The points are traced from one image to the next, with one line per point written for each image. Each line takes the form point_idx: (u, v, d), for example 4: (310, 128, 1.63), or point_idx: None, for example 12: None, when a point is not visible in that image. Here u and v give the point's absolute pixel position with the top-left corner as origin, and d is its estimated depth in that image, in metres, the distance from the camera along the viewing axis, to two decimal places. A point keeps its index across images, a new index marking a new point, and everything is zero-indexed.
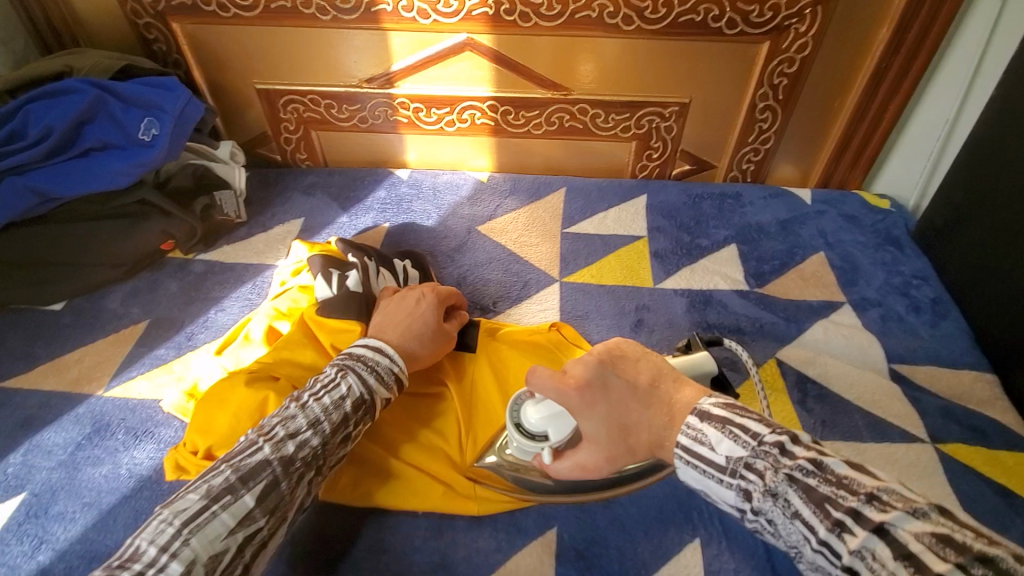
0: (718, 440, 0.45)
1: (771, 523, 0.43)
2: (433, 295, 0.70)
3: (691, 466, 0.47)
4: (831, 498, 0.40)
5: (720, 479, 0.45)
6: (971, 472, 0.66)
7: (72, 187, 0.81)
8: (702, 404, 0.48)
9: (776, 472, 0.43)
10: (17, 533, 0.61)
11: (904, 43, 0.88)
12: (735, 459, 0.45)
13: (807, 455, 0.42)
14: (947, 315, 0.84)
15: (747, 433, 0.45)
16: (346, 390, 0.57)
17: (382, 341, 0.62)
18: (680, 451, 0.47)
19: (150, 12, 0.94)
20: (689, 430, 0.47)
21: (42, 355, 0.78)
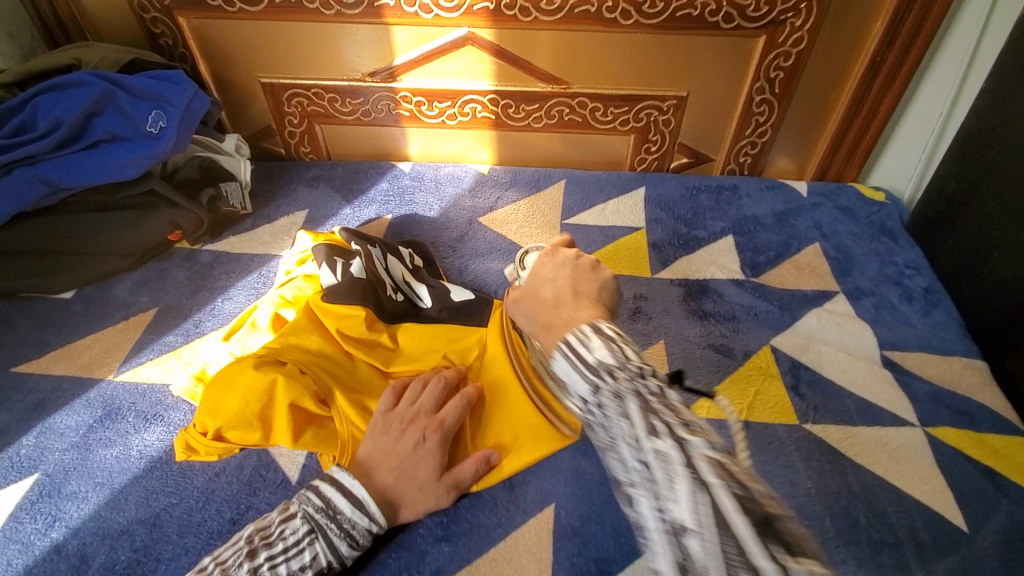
0: (597, 346, 0.50)
1: (605, 415, 0.48)
2: (438, 423, 0.62)
3: (565, 359, 0.52)
4: (658, 412, 0.45)
5: (582, 372, 0.50)
6: (958, 454, 0.68)
7: (81, 177, 0.82)
8: (599, 323, 0.53)
9: (630, 381, 0.47)
10: (31, 511, 0.62)
11: (898, 36, 0.89)
12: (602, 362, 0.49)
13: (657, 384, 0.47)
14: (939, 303, 0.85)
15: (626, 350, 0.50)
16: (311, 560, 0.54)
17: (368, 502, 0.56)
18: (564, 346, 0.53)
19: (157, 7, 0.95)
20: (579, 333, 0.53)
21: (54, 341, 0.80)
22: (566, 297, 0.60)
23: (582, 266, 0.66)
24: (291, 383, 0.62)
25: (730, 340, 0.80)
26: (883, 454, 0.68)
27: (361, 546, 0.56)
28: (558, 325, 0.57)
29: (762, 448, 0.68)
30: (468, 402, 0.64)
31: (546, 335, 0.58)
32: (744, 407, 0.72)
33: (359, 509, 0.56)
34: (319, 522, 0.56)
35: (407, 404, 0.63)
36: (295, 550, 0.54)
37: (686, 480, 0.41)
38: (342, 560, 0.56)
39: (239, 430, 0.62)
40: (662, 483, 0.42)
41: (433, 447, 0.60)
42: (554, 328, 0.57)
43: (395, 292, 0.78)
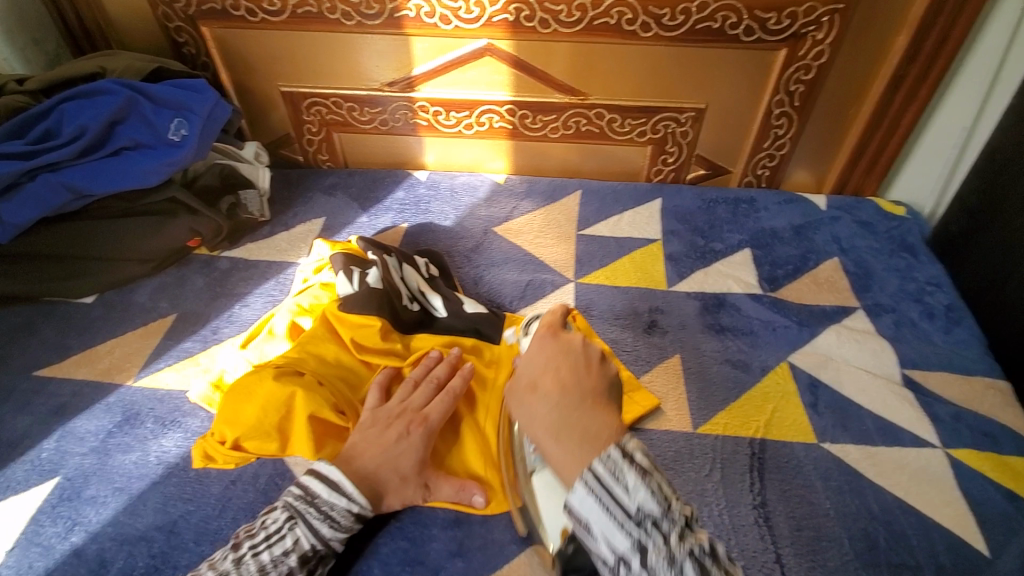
0: (635, 486, 0.45)
1: (648, 574, 0.43)
2: (422, 418, 0.63)
3: (595, 497, 0.45)
4: (710, 568, 0.42)
5: (621, 522, 0.44)
6: (981, 476, 0.67)
7: (104, 185, 0.83)
8: (627, 444, 0.47)
9: (678, 538, 0.43)
10: (52, 514, 0.63)
11: (921, 51, 0.89)
12: (643, 512, 0.44)
13: (701, 536, 0.45)
14: (962, 321, 0.84)
15: (662, 486, 0.45)
16: (291, 543, 0.54)
17: (344, 484, 0.57)
18: (591, 476, 0.45)
19: (181, 16, 0.97)
20: (608, 461, 0.46)
21: (75, 345, 0.81)
22: (572, 399, 0.50)
23: (590, 356, 0.54)
24: (310, 395, 0.63)
25: (747, 355, 0.79)
26: (903, 475, 0.67)
27: (345, 527, 0.57)
28: (571, 439, 0.48)
29: (780, 466, 0.67)
30: (454, 396, 0.65)
31: (555, 449, 0.48)
32: (761, 424, 0.71)
33: (336, 491, 0.57)
34: (298, 507, 0.56)
35: (399, 401, 0.65)
36: (277, 537, 0.55)
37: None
38: (326, 542, 0.56)
39: (257, 440, 0.62)
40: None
41: (416, 441, 0.61)
42: (567, 440, 0.48)
43: (411, 301, 0.79)
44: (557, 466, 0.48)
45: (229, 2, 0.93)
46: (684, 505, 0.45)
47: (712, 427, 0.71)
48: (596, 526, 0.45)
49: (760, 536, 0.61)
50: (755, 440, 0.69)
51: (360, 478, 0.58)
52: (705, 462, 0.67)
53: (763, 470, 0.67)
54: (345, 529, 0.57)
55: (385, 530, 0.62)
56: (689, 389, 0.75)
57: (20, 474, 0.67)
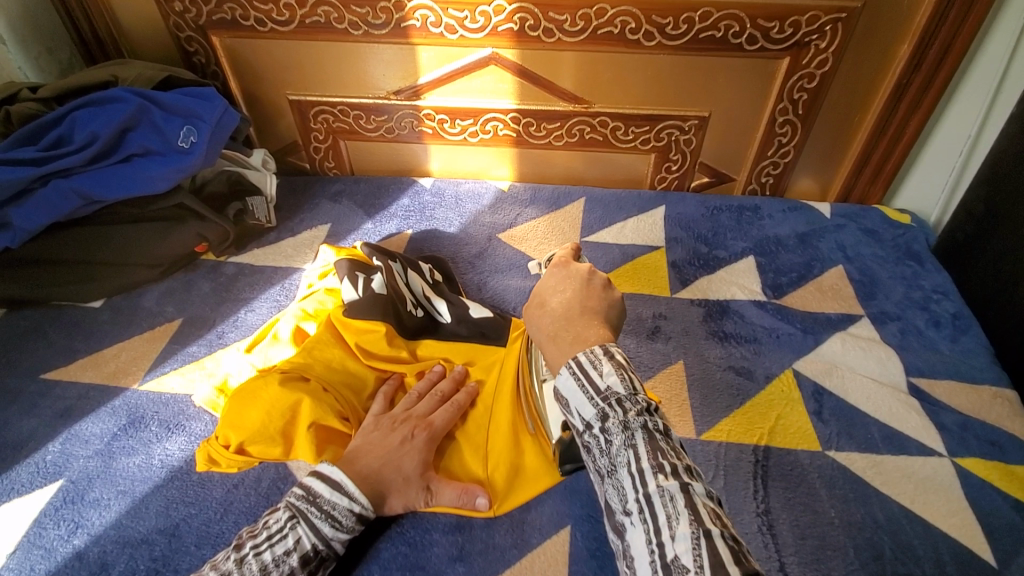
0: (607, 371, 0.52)
1: (608, 442, 0.51)
2: (426, 424, 0.64)
3: (574, 377, 0.54)
4: (664, 452, 0.49)
5: (590, 396, 0.53)
6: (989, 485, 0.66)
7: (114, 191, 0.84)
8: (609, 347, 0.55)
9: (637, 415, 0.51)
10: (55, 517, 0.63)
11: (924, 60, 0.89)
12: (611, 390, 0.52)
13: (661, 422, 0.52)
14: (969, 329, 0.83)
15: (634, 380, 0.52)
16: (294, 542, 0.54)
17: (347, 483, 0.57)
18: (573, 364, 0.54)
19: (191, 26, 0.99)
20: (591, 353, 0.54)
21: (82, 349, 0.82)
22: (573, 312, 0.59)
23: (593, 281, 0.63)
24: (316, 403, 0.63)
25: (752, 362, 0.79)
26: (909, 484, 0.66)
27: (347, 527, 0.57)
28: (566, 340, 0.57)
29: (784, 474, 0.66)
30: (458, 408, 0.66)
31: (551, 348, 0.58)
32: (765, 432, 0.71)
33: (338, 491, 0.57)
34: (299, 507, 0.56)
35: (402, 409, 0.66)
36: (279, 536, 0.55)
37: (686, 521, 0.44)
38: (328, 542, 0.56)
39: (261, 444, 0.63)
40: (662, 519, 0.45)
41: (420, 445, 0.62)
42: (563, 341, 0.58)
43: (416, 308, 0.79)
44: (552, 361, 0.58)
45: (239, 12, 0.95)
46: (652, 402, 0.52)
47: (717, 434, 0.70)
48: (572, 400, 0.54)
49: (764, 545, 0.61)
50: (759, 448, 0.69)
51: (361, 482, 0.58)
52: (709, 470, 0.67)
53: (767, 478, 0.66)
54: (347, 530, 0.57)
55: (386, 534, 0.62)
56: (693, 396, 0.75)
57: (25, 477, 0.67)
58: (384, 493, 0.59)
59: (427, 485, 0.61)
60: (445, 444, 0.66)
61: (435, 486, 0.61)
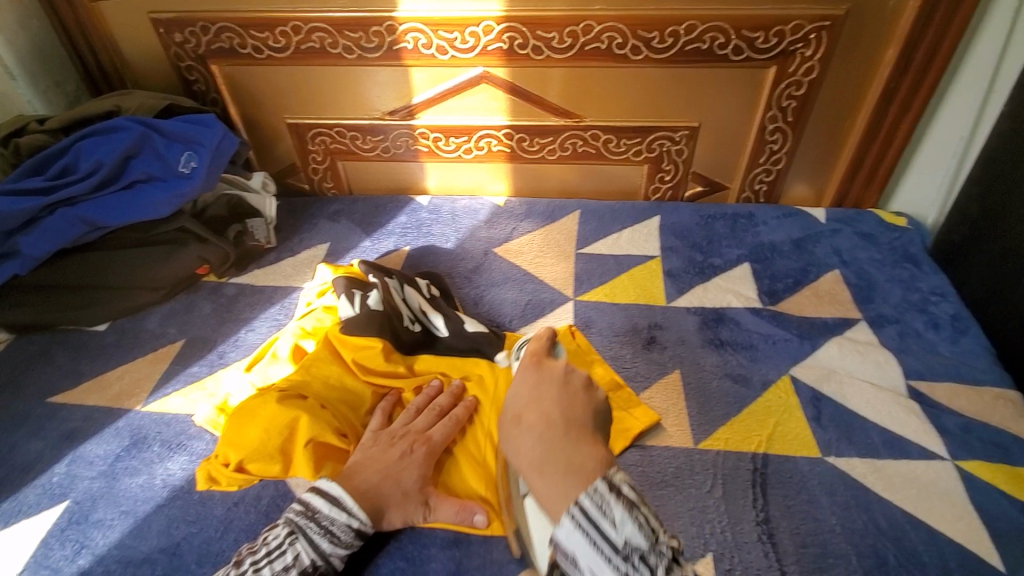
0: (621, 520, 0.46)
1: None
2: (425, 439, 0.65)
3: (581, 531, 0.46)
4: None
5: (607, 554, 0.45)
6: (993, 488, 0.65)
7: (119, 217, 0.87)
8: (614, 477, 0.48)
9: (662, 569, 0.45)
10: (60, 538, 0.64)
11: (912, 63, 0.90)
12: (628, 545, 0.45)
13: (684, 566, 0.47)
14: (967, 331, 0.83)
15: (648, 522, 0.47)
16: (292, 559, 0.55)
17: (344, 499, 0.58)
18: (577, 511, 0.47)
19: (192, 56, 1.02)
20: (593, 494, 0.47)
21: (88, 372, 0.83)
22: (556, 429, 0.52)
23: (571, 380, 0.57)
24: (314, 420, 0.64)
25: (748, 369, 0.79)
26: (911, 489, 0.65)
27: (345, 542, 0.57)
28: (554, 471, 0.50)
29: (783, 481, 0.66)
30: (455, 422, 0.67)
31: (538, 483, 0.50)
32: (763, 439, 0.70)
33: (336, 506, 0.58)
34: (299, 523, 0.57)
35: (400, 424, 0.66)
36: (277, 552, 0.56)
37: None
38: (327, 558, 0.56)
39: (260, 462, 0.63)
40: None
41: (419, 459, 0.63)
42: (550, 473, 0.50)
43: (413, 323, 0.80)
44: (545, 502, 0.50)
45: (237, 41, 0.98)
46: (674, 542, 0.47)
47: (714, 442, 0.70)
48: (582, 559, 0.46)
49: (764, 553, 0.60)
50: (758, 455, 0.69)
51: (360, 497, 0.59)
52: (707, 479, 0.67)
53: (766, 485, 0.66)
54: (347, 545, 0.57)
55: (386, 549, 0.62)
56: (689, 404, 0.75)
57: (31, 499, 0.68)
58: (382, 509, 0.60)
59: (425, 500, 0.62)
60: (443, 459, 0.67)
61: (433, 502, 0.61)
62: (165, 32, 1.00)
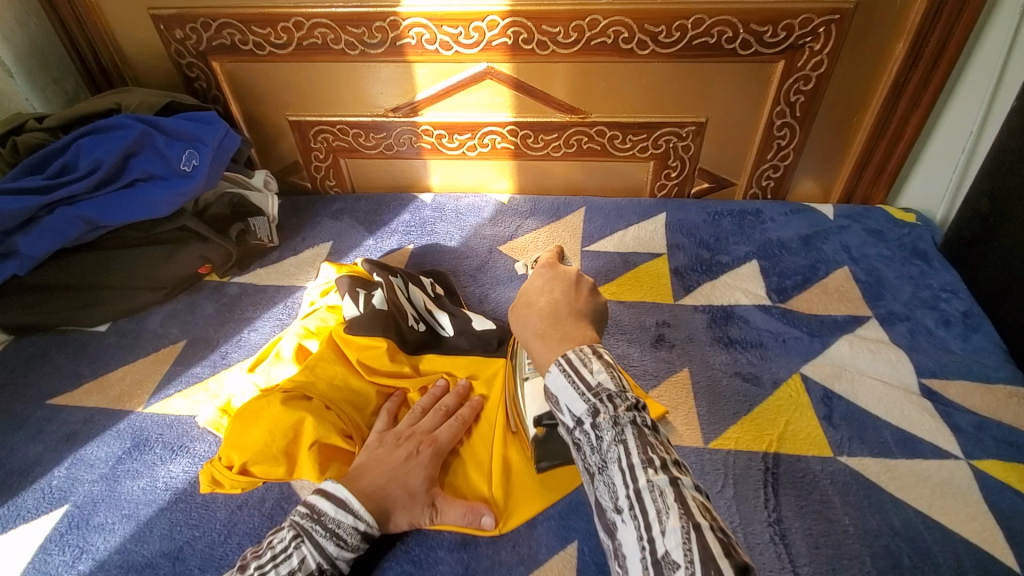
0: (598, 370, 0.51)
1: (597, 440, 0.48)
2: (431, 440, 0.64)
3: (564, 375, 0.52)
4: (654, 448, 0.46)
5: (580, 393, 0.50)
6: (1008, 488, 0.64)
7: (118, 216, 0.86)
8: (596, 347, 0.54)
9: (626, 415, 0.48)
10: (60, 542, 0.63)
11: (921, 57, 0.88)
12: (601, 387, 0.50)
13: (655, 431, 0.48)
14: (980, 328, 0.82)
15: (623, 380, 0.50)
16: (299, 562, 0.53)
17: (352, 500, 0.57)
18: (563, 362, 0.53)
19: (192, 53, 1.01)
20: (580, 353, 0.53)
21: (88, 373, 0.82)
22: (560, 312, 0.60)
23: (581, 285, 0.63)
24: (318, 421, 0.63)
25: (758, 367, 0.78)
26: (925, 488, 0.64)
27: (351, 545, 0.56)
28: (554, 338, 0.57)
29: (795, 482, 0.65)
30: (462, 423, 0.66)
31: (538, 344, 0.57)
32: (774, 438, 0.69)
33: (343, 508, 0.56)
34: (304, 526, 0.55)
35: (406, 425, 0.65)
36: (283, 556, 0.53)
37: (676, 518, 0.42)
38: (333, 561, 0.54)
39: (263, 464, 0.63)
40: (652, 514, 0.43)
41: (425, 460, 0.62)
42: (550, 340, 0.57)
43: (418, 322, 0.79)
44: (538, 361, 0.57)
45: (238, 37, 0.97)
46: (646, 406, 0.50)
47: (725, 441, 0.69)
48: (562, 398, 0.52)
49: (777, 555, 0.59)
50: (769, 455, 0.68)
51: (365, 499, 0.58)
52: (717, 479, 0.65)
53: (778, 485, 0.65)
54: (351, 549, 0.56)
55: (391, 553, 0.61)
56: (698, 403, 0.74)
57: (30, 503, 0.67)
58: (388, 512, 0.59)
59: (432, 502, 0.61)
60: (449, 459, 0.66)
61: (440, 504, 0.61)
62: (166, 29, 0.99)
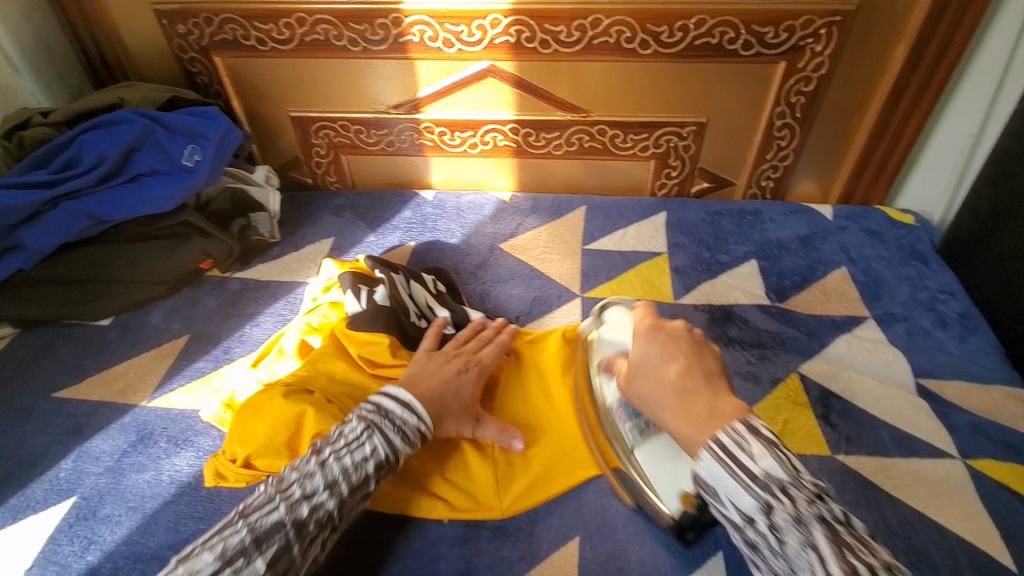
0: (761, 454, 0.47)
1: (782, 543, 0.44)
2: (477, 360, 0.71)
3: (722, 464, 0.48)
4: (852, 547, 0.42)
5: (748, 486, 0.46)
6: (1002, 487, 0.65)
7: (121, 211, 0.86)
8: (751, 420, 0.49)
9: (810, 503, 0.44)
10: (69, 533, 0.64)
11: (922, 59, 0.89)
12: (771, 476, 0.46)
13: (836, 507, 0.45)
14: (976, 329, 0.83)
15: (793, 462, 0.47)
16: (369, 450, 0.58)
17: (414, 403, 0.63)
18: (715, 446, 0.48)
19: (194, 47, 1.01)
20: (733, 432, 0.48)
21: (92, 367, 0.83)
22: (694, 381, 0.53)
23: (698, 339, 0.57)
24: (320, 413, 0.64)
25: (756, 367, 0.78)
26: (921, 487, 0.65)
27: (413, 443, 0.61)
28: (701, 418, 0.51)
29: None
30: (501, 347, 0.73)
31: (684, 427, 0.51)
32: None
33: (407, 409, 0.62)
34: (372, 419, 0.60)
35: (451, 347, 0.72)
36: (355, 443, 0.58)
37: None
38: (398, 454, 0.60)
39: (269, 457, 0.63)
40: None
41: (473, 377, 0.68)
42: (696, 418, 0.51)
43: (421, 318, 0.80)
44: (686, 445, 0.51)
45: (240, 32, 0.97)
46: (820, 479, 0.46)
47: None
48: (723, 492, 0.48)
49: None
50: None
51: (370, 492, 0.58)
52: None
53: None
54: (412, 445, 0.61)
55: (393, 548, 0.61)
56: None
57: (39, 494, 0.68)
58: (440, 417, 0.64)
59: (476, 417, 0.67)
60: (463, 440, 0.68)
61: (482, 420, 0.67)
62: (168, 24, 0.98)
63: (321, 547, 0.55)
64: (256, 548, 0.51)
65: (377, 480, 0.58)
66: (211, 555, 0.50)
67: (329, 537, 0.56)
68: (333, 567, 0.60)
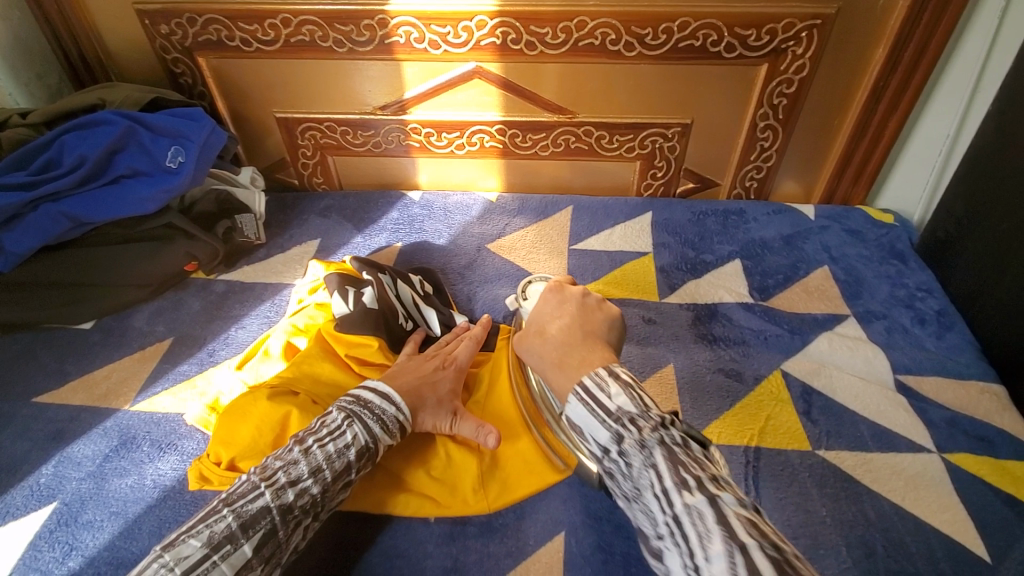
0: (616, 393, 0.53)
1: (629, 465, 0.51)
2: (452, 358, 0.72)
3: (584, 405, 0.55)
4: (685, 464, 0.48)
5: (603, 421, 0.53)
6: (977, 480, 0.67)
7: (103, 213, 0.85)
8: (613, 368, 0.56)
9: (652, 430, 0.50)
10: (50, 539, 0.63)
11: (900, 61, 0.91)
12: (622, 410, 0.52)
13: (680, 433, 0.51)
14: (953, 326, 0.85)
15: (645, 399, 0.53)
16: (351, 438, 0.60)
17: (393, 394, 0.64)
18: (580, 391, 0.55)
19: (178, 48, 1.00)
20: (597, 377, 0.55)
21: (73, 371, 0.82)
22: (576, 338, 0.61)
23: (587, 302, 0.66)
24: (305, 414, 0.65)
25: (740, 364, 0.79)
26: (899, 480, 0.66)
27: (392, 432, 0.63)
28: (573, 366, 0.59)
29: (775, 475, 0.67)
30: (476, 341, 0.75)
31: (558, 375, 0.60)
32: (756, 433, 0.71)
33: (386, 400, 0.64)
34: (353, 409, 0.62)
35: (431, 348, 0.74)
36: (337, 432, 0.60)
37: (720, 540, 0.42)
38: (377, 443, 0.61)
39: (252, 460, 0.62)
40: (694, 540, 0.44)
41: (450, 373, 0.70)
42: (568, 367, 0.59)
43: (407, 319, 0.80)
44: (559, 390, 0.59)
45: (225, 33, 0.96)
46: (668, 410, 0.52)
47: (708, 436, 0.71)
48: (586, 428, 0.55)
49: None
50: (750, 449, 0.70)
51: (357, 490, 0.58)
52: None
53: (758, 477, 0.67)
54: (390, 436, 0.63)
55: (379, 549, 0.61)
56: (682, 399, 0.75)
57: (19, 500, 0.67)
58: (417, 410, 0.65)
59: (454, 411, 0.67)
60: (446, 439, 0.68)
61: (459, 414, 0.67)
62: (151, 24, 0.97)
63: (301, 533, 0.56)
64: (243, 533, 0.52)
65: (358, 468, 0.60)
66: (199, 541, 0.50)
67: (312, 524, 0.57)
68: (319, 568, 0.60)
